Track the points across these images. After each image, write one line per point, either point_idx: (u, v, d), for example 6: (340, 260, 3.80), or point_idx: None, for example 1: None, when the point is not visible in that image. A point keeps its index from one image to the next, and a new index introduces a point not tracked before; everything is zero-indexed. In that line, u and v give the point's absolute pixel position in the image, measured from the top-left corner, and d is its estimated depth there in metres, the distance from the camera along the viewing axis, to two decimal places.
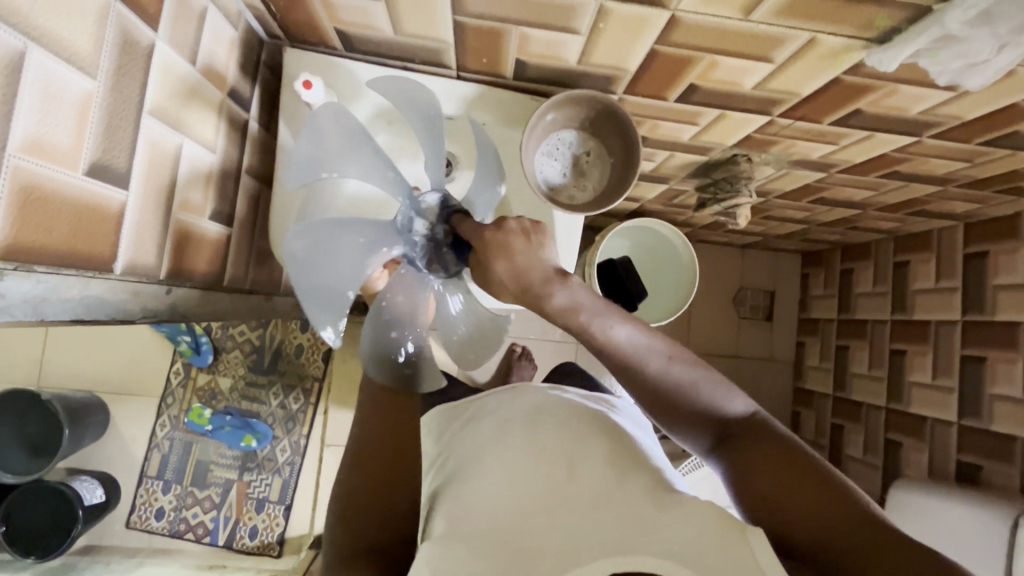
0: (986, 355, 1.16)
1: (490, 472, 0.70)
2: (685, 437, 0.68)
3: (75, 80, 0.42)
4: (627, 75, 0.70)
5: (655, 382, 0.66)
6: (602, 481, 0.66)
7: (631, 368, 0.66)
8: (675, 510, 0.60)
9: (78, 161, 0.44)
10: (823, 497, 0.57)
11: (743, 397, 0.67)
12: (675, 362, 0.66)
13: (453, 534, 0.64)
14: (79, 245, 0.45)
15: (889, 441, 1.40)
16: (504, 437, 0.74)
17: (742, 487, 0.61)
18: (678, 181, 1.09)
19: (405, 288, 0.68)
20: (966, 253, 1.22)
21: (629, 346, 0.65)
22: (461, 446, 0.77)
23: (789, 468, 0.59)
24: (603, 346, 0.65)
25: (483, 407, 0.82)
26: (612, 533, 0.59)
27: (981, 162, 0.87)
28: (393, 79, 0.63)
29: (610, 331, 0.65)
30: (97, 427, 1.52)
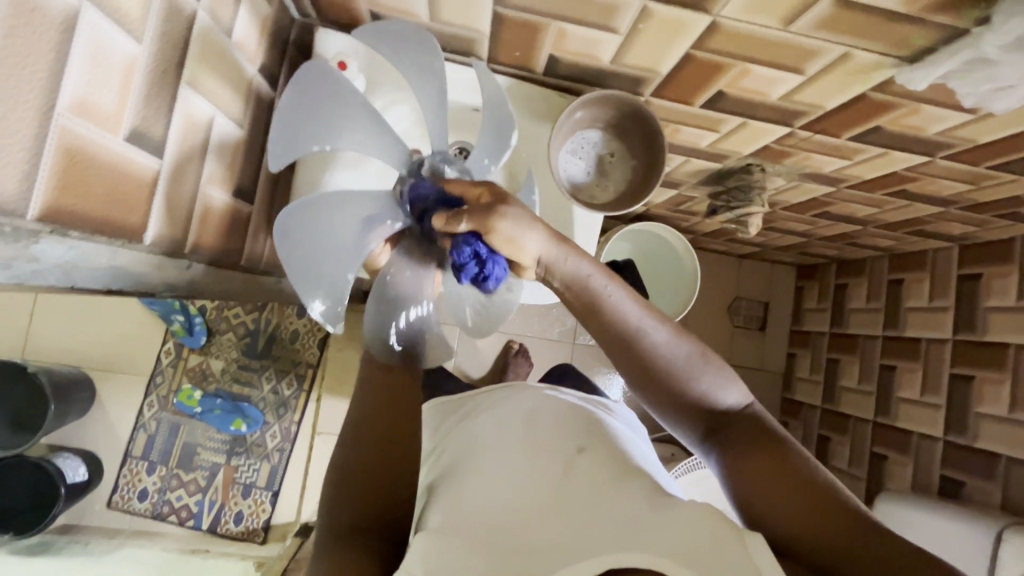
0: (975, 375, 1.19)
1: (488, 464, 0.70)
2: (676, 422, 0.65)
3: (124, 43, 0.41)
4: (657, 77, 0.71)
5: (655, 359, 0.62)
6: (599, 480, 0.66)
7: (630, 347, 0.62)
8: (675, 510, 0.59)
9: (119, 126, 0.43)
10: (819, 495, 0.56)
11: (742, 388, 0.65)
12: (677, 341, 0.63)
13: (450, 528, 0.63)
14: (114, 213, 0.44)
15: (874, 453, 1.43)
16: (501, 433, 0.75)
17: (735, 472, 0.60)
18: (689, 187, 1.11)
19: (409, 265, 0.67)
20: (960, 274, 1.26)
21: (632, 319, 0.61)
22: (458, 443, 0.77)
23: (785, 467, 0.58)
24: (605, 315, 0.61)
25: (483, 401, 0.84)
26: (613, 534, 0.58)
27: (985, 185, 0.90)
28: (374, 28, 0.58)
29: (612, 306, 0.61)
30: (82, 404, 1.49)
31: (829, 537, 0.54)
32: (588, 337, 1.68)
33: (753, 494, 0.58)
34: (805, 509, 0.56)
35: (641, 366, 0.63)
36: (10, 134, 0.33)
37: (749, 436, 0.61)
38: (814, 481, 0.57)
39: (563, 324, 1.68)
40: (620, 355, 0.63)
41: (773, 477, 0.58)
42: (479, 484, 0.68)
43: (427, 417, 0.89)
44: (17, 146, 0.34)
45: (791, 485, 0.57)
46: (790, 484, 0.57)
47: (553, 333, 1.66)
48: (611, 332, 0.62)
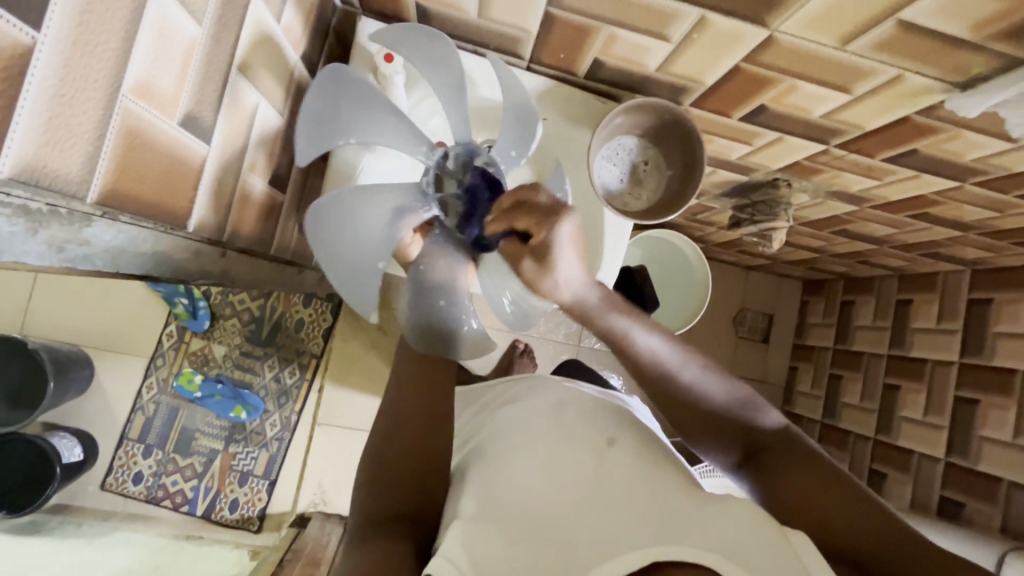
0: (980, 399, 1.20)
1: (517, 452, 0.69)
2: (710, 455, 0.65)
3: (186, 25, 0.40)
4: (701, 88, 0.70)
5: (684, 394, 0.63)
6: (634, 471, 0.65)
7: (664, 383, 0.63)
8: (715, 506, 0.58)
9: (175, 109, 0.41)
10: (858, 508, 0.56)
11: (776, 413, 0.65)
12: (708, 373, 0.64)
13: (486, 515, 0.61)
14: (164, 198, 0.43)
15: (873, 470, 1.45)
16: (527, 423, 0.74)
17: (775, 495, 0.59)
18: (711, 197, 1.10)
19: (443, 254, 0.63)
20: (970, 298, 1.27)
21: (660, 356, 0.62)
22: (483, 431, 0.77)
23: (825, 485, 0.57)
24: (633, 356, 0.62)
25: (507, 395, 0.83)
26: (649, 528, 0.57)
27: (1009, 213, 0.91)
28: (394, 28, 0.58)
29: (643, 343, 0.62)
30: (80, 384, 1.46)
31: (881, 550, 0.53)
32: (594, 340, 1.68)
33: (792, 510, 0.58)
34: (850, 523, 0.55)
35: (672, 400, 0.63)
36: (78, 115, 0.32)
37: (785, 460, 0.60)
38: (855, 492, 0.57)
39: (570, 327, 1.68)
40: (650, 389, 0.64)
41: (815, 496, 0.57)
42: (508, 471, 0.66)
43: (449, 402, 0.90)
44: (83, 127, 0.33)
45: (829, 500, 0.56)
46: (833, 499, 0.56)
47: (558, 334, 1.66)
48: (643, 370, 0.63)
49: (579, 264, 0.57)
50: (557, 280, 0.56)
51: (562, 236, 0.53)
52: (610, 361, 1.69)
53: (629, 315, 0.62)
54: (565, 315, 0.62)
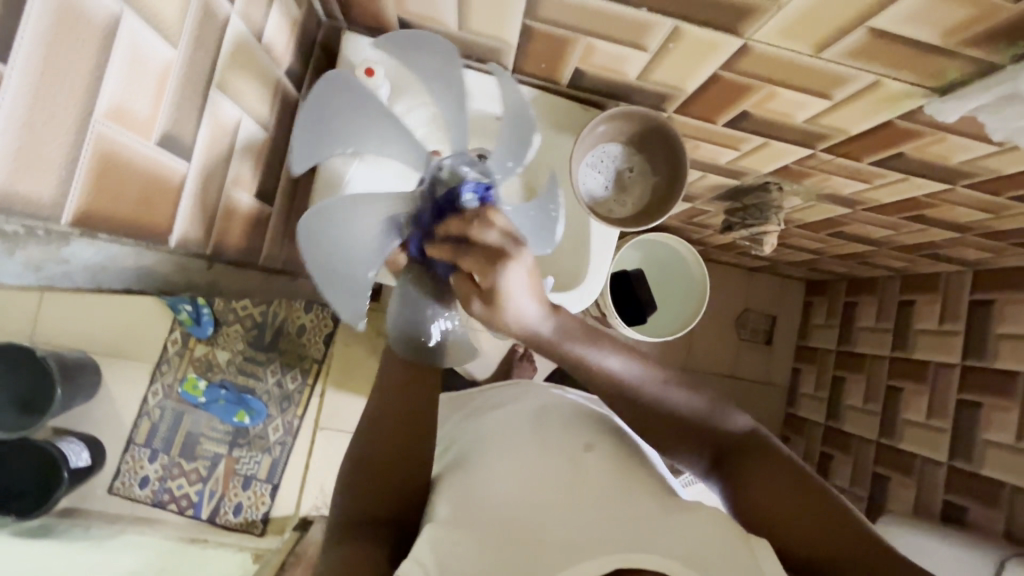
0: (983, 402, 1.18)
1: (496, 457, 0.71)
2: (681, 458, 0.69)
3: (159, 49, 0.42)
4: (682, 95, 0.71)
5: (650, 407, 0.67)
6: (608, 477, 0.67)
7: (629, 398, 0.66)
8: (682, 514, 0.61)
9: (152, 130, 0.43)
10: (820, 514, 0.60)
11: (743, 415, 0.68)
12: (669, 385, 0.67)
13: (459, 519, 0.62)
14: (143, 216, 0.45)
15: (876, 474, 1.43)
16: (508, 430, 0.76)
17: (743, 502, 0.64)
18: (704, 201, 1.10)
19: (436, 262, 0.62)
20: (972, 299, 1.25)
21: (624, 374, 0.65)
22: (466, 437, 0.78)
23: (790, 491, 0.62)
24: (597, 373, 0.64)
25: (492, 400, 0.85)
26: (619, 531, 0.59)
27: (1005, 214, 0.89)
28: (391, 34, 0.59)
29: (603, 362, 0.64)
30: (88, 390, 1.50)
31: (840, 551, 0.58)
32: None
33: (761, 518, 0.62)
34: (812, 524, 0.59)
35: (642, 412, 0.67)
36: (49, 141, 0.33)
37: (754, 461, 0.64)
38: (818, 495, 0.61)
39: None
40: (618, 403, 0.67)
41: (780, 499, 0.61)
42: (487, 475, 0.69)
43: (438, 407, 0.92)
44: (55, 151, 0.34)
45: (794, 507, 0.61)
46: (797, 500, 0.61)
47: None
48: (608, 390, 0.65)
49: (534, 300, 0.56)
50: (510, 316, 0.55)
51: (511, 280, 0.52)
52: None
53: (593, 336, 0.63)
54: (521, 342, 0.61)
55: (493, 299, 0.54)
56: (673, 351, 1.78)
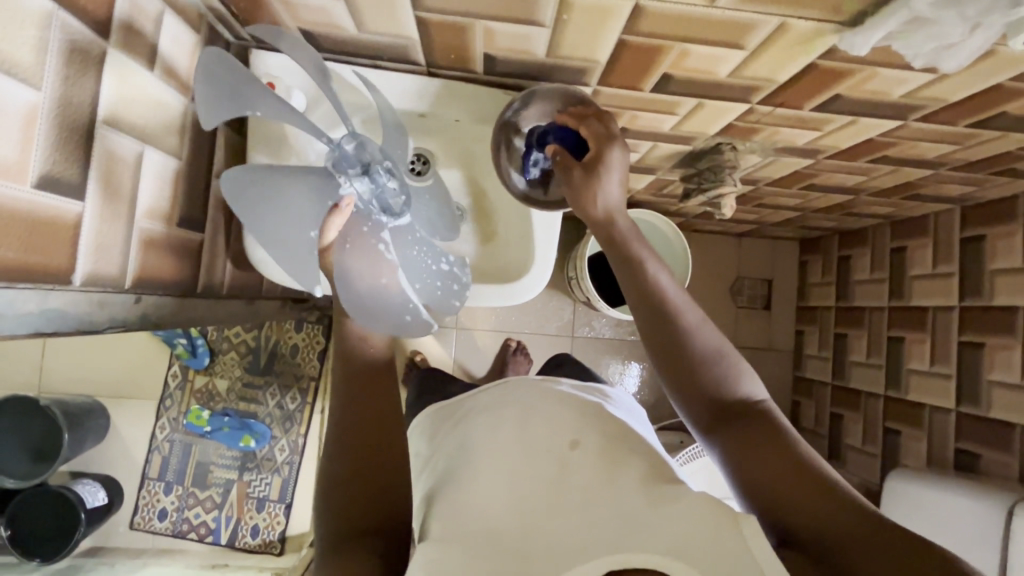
0: (985, 342, 1.13)
1: (483, 462, 0.69)
2: (686, 407, 0.64)
3: (17, 92, 0.42)
4: (598, 67, 0.69)
5: (681, 336, 0.64)
6: (597, 475, 0.65)
7: (665, 317, 0.66)
8: (671, 505, 0.59)
9: (25, 173, 0.43)
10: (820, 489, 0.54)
11: (758, 386, 0.65)
12: (708, 325, 0.66)
13: (452, 536, 0.62)
14: (32, 258, 0.45)
15: (887, 428, 1.38)
16: (495, 433, 0.72)
17: (746, 462, 0.58)
18: (664, 171, 1.08)
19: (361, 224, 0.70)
20: (963, 237, 1.20)
21: (670, 291, 0.67)
22: (451, 447, 0.76)
23: (792, 464, 0.56)
24: (646, 284, 0.67)
25: (476, 402, 0.81)
26: (612, 531, 0.59)
27: (970, 144, 0.85)
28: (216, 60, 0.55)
29: (657, 274, 0.68)
30: (97, 432, 1.54)
31: (844, 537, 0.51)
32: (587, 329, 1.66)
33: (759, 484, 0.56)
34: (820, 509, 0.53)
35: (670, 340, 0.65)
36: None
37: (765, 426, 0.60)
38: (825, 476, 0.55)
39: (561, 319, 1.66)
40: (651, 321, 0.66)
41: (791, 468, 0.56)
42: (476, 488, 0.67)
43: (424, 421, 0.88)
44: None
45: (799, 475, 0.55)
46: (800, 475, 0.55)
47: (549, 328, 1.65)
48: (649, 306, 0.66)
49: (620, 186, 0.70)
50: (604, 189, 0.68)
51: (613, 157, 0.68)
52: (605, 348, 1.67)
53: (647, 249, 0.69)
54: (596, 233, 0.71)
55: (595, 169, 0.68)
56: None
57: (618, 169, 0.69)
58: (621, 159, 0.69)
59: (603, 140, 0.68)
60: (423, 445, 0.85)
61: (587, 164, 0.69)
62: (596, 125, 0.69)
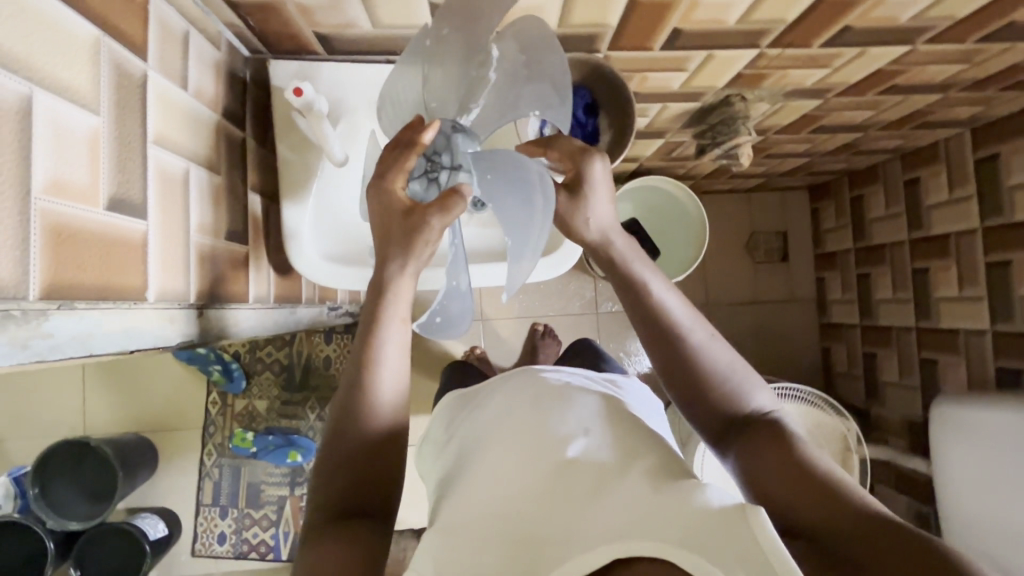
0: (1012, 258, 1.13)
1: (484, 461, 0.67)
2: (693, 422, 0.62)
3: (82, 118, 0.44)
4: (609, 31, 0.70)
5: (686, 355, 0.61)
6: (605, 474, 0.62)
7: (668, 335, 0.62)
8: (676, 496, 0.56)
9: (97, 196, 0.45)
10: (836, 506, 0.49)
11: (773, 402, 0.60)
12: (716, 340, 0.63)
13: (451, 527, 0.63)
14: (112, 277, 0.47)
15: (923, 359, 1.38)
16: (501, 429, 0.71)
17: (758, 477, 0.54)
18: (674, 132, 1.09)
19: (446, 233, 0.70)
20: (976, 158, 1.20)
21: (671, 308, 0.64)
22: (461, 442, 0.75)
23: (806, 479, 0.52)
24: (643, 302, 0.65)
25: (495, 389, 0.79)
26: (617, 523, 0.55)
27: (978, 61, 0.86)
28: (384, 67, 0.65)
29: (658, 293, 0.65)
30: (147, 466, 1.57)
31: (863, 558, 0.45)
32: (611, 303, 1.68)
33: (773, 499, 0.53)
34: (836, 523, 0.48)
35: (675, 356, 0.62)
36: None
37: (777, 440, 0.55)
38: (840, 490, 0.50)
39: (584, 296, 1.68)
40: (649, 339, 0.63)
41: (805, 482, 0.51)
42: (476, 488, 0.65)
43: (443, 409, 0.88)
44: (5, 235, 0.36)
45: (814, 490, 0.51)
46: (811, 488, 0.51)
47: (573, 307, 1.67)
48: (651, 322, 0.64)
49: (609, 203, 0.67)
50: (592, 211, 0.66)
51: (595, 171, 0.65)
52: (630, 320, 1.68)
53: (645, 266, 0.67)
54: (592, 256, 0.69)
55: (579, 190, 0.65)
56: (690, 291, 1.76)
57: (603, 186, 0.66)
58: (604, 169, 0.65)
59: (580, 157, 0.65)
60: (441, 429, 0.85)
61: (572, 184, 0.66)
62: (566, 145, 0.66)
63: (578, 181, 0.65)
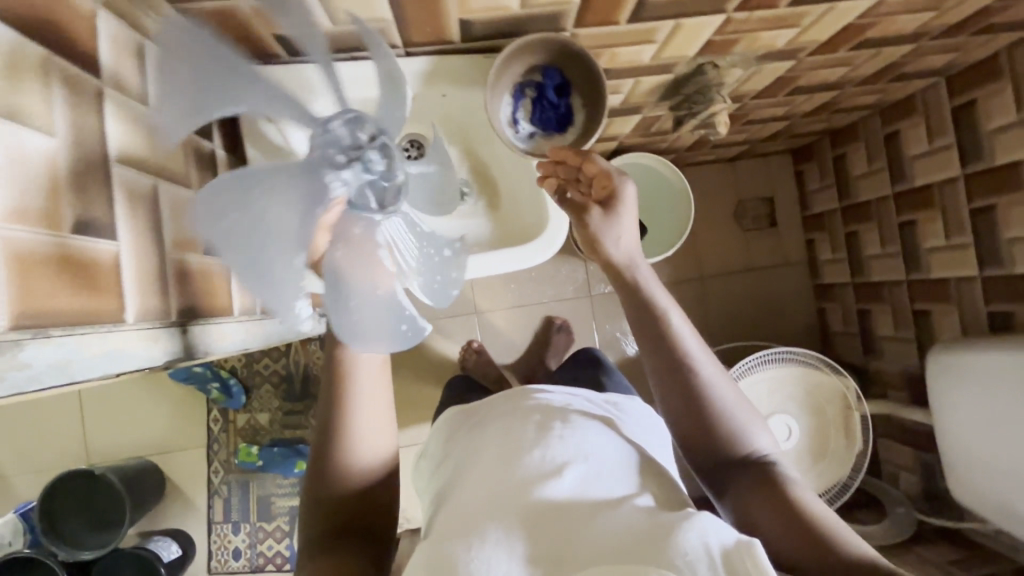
0: (996, 202, 1.14)
1: (478, 482, 0.69)
2: (695, 455, 0.66)
3: (36, 140, 0.42)
4: (573, 7, 0.69)
5: (699, 387, 0.65)
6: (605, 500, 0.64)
7: (682, 368, 0.66)
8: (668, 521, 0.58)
9: (60, 219, 0.44)
10: (829, 548, 0.55)
11: (769, 443, 0.66)
12: (725, 376, 0.67)
13: (436, 540, 0.63)
14: (85, 301, 0.46)
15: (917, 311, 1.39)
16: (494, 451, 0.72)
17: (762, 513, 0.60)
18: (651, 106, 1.08)
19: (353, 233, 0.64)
20: (953, 106, 1.20)
21: (686, 342, 0.67)
22: (453, 460, 0.77)
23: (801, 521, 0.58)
24: (660, 334, 0.67)
25: (489, 409, 0.81)
26: (608, 552, 0.57)
27: (947, 7, 0.85)
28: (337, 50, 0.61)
29: (675, 326, 0.68)
30: (155, 489, 1.56)
31: None
32: (604, 285, 1.67)
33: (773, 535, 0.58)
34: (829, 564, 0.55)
35: (690, 388, 0.65)
36: None
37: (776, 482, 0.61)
38: (832, 534, 0.57)
39: (577, 280, 1.67)
40: (663, 378, 0.66)
41: (801, 523, 0.58)
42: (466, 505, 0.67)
43: (439, 420, 0.91)
44: None
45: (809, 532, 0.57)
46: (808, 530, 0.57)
47: (567, 292, 1.66)
48: (668, 354, 0.66)
49: (631, 231, 0.72)
50: (619, 233, 0.71)
51: (626, 192, 0.71)
52: None
53: (662, 299, 0.70)
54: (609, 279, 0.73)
55: (612, 208, 0.72)
56: (682, 265, 1.75)
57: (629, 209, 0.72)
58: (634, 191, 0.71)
59: (611, 176, 0.71)
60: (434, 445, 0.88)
61: (603, 202, 0.72)
62: (596, 165, 0.72)
63: (610, 200, 0.72)
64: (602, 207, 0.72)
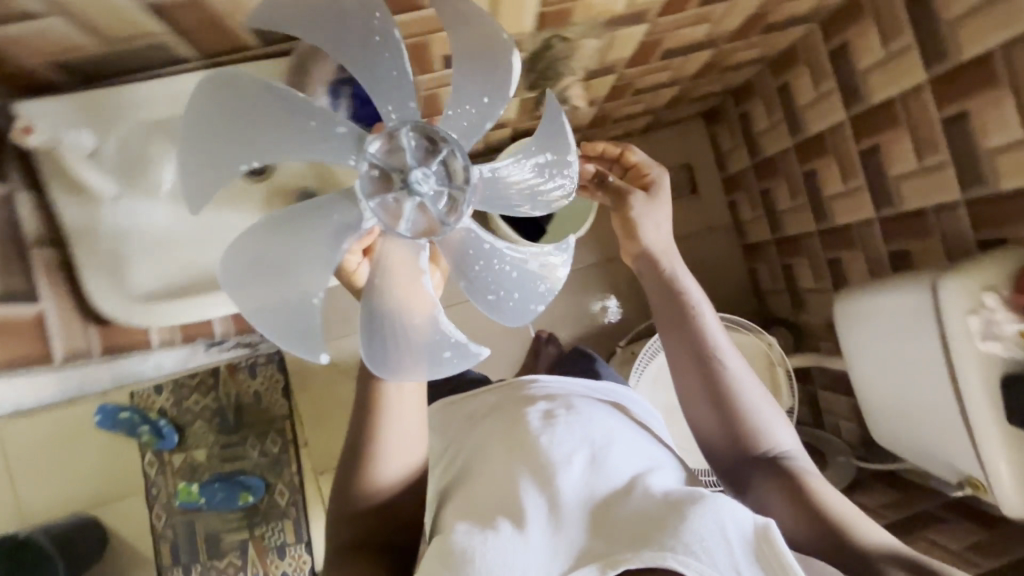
0: (878, 143, 1.25)
1: (488, 468, 0.77)
2: (722, 443, 0.83)
3: None
4: None
5: (732, 384, 0.82)
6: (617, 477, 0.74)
7: (718, 368, 0.83)
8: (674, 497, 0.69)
9: None
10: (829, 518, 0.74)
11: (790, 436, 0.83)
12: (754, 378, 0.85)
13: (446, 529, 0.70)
14: None
15: (830, 259, 1.52)
16: (497, 438, 0.80)
17: (776, 489, 0.78)
18: (556, 64, 1.10)
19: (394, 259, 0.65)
20: (829, 48, 1.31)
21: (723, 347, 0.84)
22: (460, 450, 0.84)
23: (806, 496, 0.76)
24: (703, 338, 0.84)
25: (487, 402, 0.89)
26: (627, 528, 0.67)
27: None
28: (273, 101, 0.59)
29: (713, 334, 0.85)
30: (92, 547, 1.46)
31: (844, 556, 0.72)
32: None
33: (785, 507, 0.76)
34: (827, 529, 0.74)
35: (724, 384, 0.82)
36: None
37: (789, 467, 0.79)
38: (831, 507, 0.75)
39: None
40: (694, 381, 0.83)
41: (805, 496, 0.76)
42: (478, 490, 0.75)
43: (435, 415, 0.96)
44: None
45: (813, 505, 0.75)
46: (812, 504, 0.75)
47: None
48: (708, 356, 0.83)
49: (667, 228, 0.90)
50: (659, 222, 0.88)
51: (665, 186, 0.90)
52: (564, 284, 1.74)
53: (706, 310, 0.87)
54: (653, 285, 0.88)
55: (653, 193, 0.89)
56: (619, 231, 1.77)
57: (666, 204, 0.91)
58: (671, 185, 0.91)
59: (655, 172, 0.91)
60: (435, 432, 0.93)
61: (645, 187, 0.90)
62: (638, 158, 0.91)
63: (654, 190, 0.90)
64: (646, 191, 0.89)
